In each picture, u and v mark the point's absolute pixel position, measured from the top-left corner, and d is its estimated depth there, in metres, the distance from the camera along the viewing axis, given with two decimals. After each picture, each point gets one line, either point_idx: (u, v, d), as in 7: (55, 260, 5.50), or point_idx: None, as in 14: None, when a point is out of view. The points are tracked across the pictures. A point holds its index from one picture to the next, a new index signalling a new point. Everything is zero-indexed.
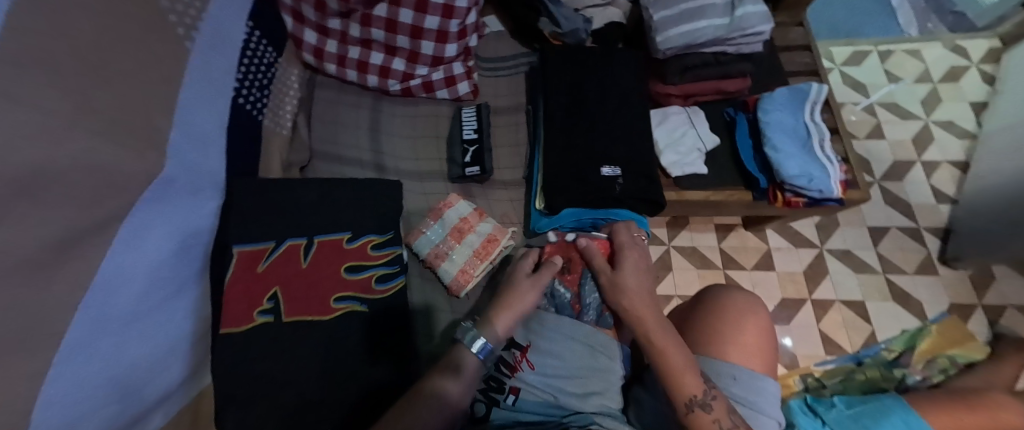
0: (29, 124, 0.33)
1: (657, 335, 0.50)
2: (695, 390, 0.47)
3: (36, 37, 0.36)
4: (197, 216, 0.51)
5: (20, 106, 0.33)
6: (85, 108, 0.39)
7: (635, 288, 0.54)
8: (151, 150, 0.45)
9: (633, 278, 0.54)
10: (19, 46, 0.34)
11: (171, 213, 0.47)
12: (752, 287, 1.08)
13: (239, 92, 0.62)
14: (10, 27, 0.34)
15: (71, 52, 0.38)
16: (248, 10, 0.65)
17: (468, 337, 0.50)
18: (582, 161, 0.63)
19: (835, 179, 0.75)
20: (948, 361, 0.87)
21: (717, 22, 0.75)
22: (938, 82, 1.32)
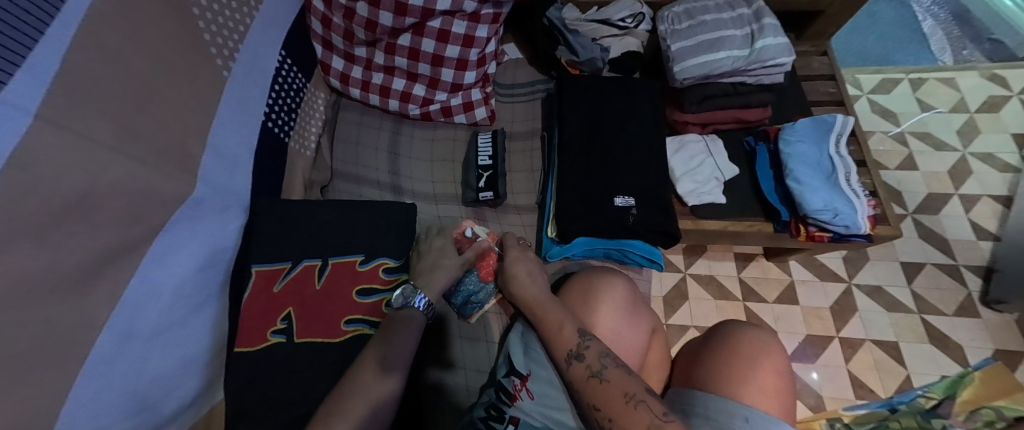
0: (73, 152, 0.36)
1: (533, 301, 0.55)
2: (570, 342, 0.50)
3: (89, 72, 0.39)
4: (221, 234, 0.53)
5: (67, 137, 0.36)
6: (128, 134, 0.42)
7: (519, 271, 0.58)
8: (185, 171, 0.48)
9: (513, 256, 0.60)
10: (73, 81, 0.37)
11: (199, 231, 0.50)
12: (773, 321, 1.04)
13: (269, 117, 0.65)
14: (65, 65, 0.37)
15: (121, 86, 0.42)
16: (282, 40, 0.70)
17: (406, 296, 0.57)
18: (596, 190, 0.62)
19: (861, 215, 0.72)
20: (993, 412, 0.77)
21: (736, 53, 0.74)
22: (976, 111, 1.26)
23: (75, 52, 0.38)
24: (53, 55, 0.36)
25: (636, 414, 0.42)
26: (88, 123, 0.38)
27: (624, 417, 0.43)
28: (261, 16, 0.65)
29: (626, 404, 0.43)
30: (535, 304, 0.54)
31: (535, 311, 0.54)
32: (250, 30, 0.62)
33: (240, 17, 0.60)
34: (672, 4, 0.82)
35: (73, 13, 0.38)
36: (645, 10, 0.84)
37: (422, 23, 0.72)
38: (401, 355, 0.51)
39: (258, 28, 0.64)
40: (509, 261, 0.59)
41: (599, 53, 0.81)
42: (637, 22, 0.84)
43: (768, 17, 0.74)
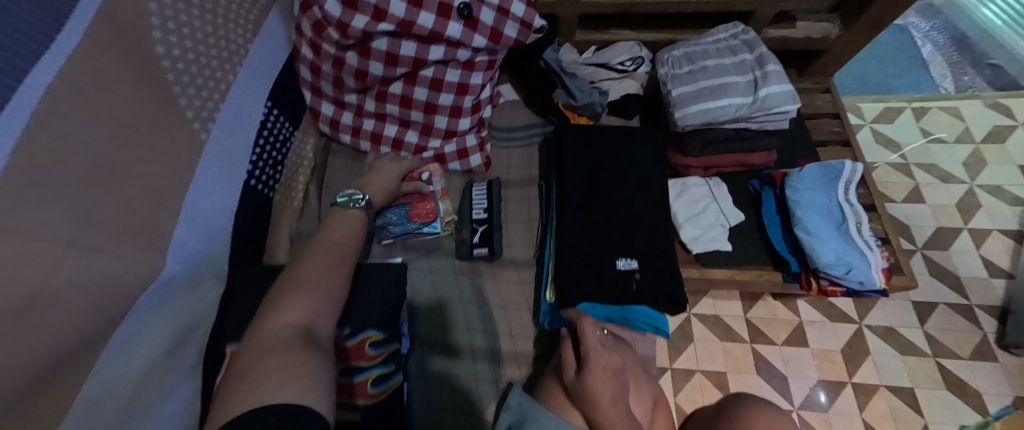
0: (20, 256, 0.31)
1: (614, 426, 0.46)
2: None
3: (42, 160, 0.34)
4: (195, 309, 0.49)
5: (17, 236, 0.31)
6: (84, 226, 0.37)
7: (602, 389, 0.48)
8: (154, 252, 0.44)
9: (595, 366, 0.49)
10: (23, 173, 0.33)
11: (168, 313, 0.45)
12: (783, 365, 1.00)
13: (252, 174, 0.62)
14: (18, 150, 0.32)
15: (79, 170, 0.38)
16: (269, 89, 0.66)
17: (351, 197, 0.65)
18: (596, 251, 0.59)
19: (875, 268, 0.68)
20: None
21: (739, 100, 0.71)
22: (982, 142, 1.23)
23: (28, 144, 0.33)
24: (8, 136, 0.32)
25: None
26: (36, 224, 0.33)
27: None
28: (245, 69, 0.61)
29: None
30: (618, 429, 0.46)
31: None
32: (233, 86, 0.58)
33: (222, 74, 0.56)
34: (672, 46, 0.80)
35: (32, 89, 0.34)
36: (645, 53, 0.82)
37: (414, 72, 0.69)
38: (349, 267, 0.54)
39: (242, 82, 0.60)
40: (587, 373, 0.49)
41: (598, 98, 0.78)
42: (637, 65, 0.81)
43: (772, 64, 0.71)
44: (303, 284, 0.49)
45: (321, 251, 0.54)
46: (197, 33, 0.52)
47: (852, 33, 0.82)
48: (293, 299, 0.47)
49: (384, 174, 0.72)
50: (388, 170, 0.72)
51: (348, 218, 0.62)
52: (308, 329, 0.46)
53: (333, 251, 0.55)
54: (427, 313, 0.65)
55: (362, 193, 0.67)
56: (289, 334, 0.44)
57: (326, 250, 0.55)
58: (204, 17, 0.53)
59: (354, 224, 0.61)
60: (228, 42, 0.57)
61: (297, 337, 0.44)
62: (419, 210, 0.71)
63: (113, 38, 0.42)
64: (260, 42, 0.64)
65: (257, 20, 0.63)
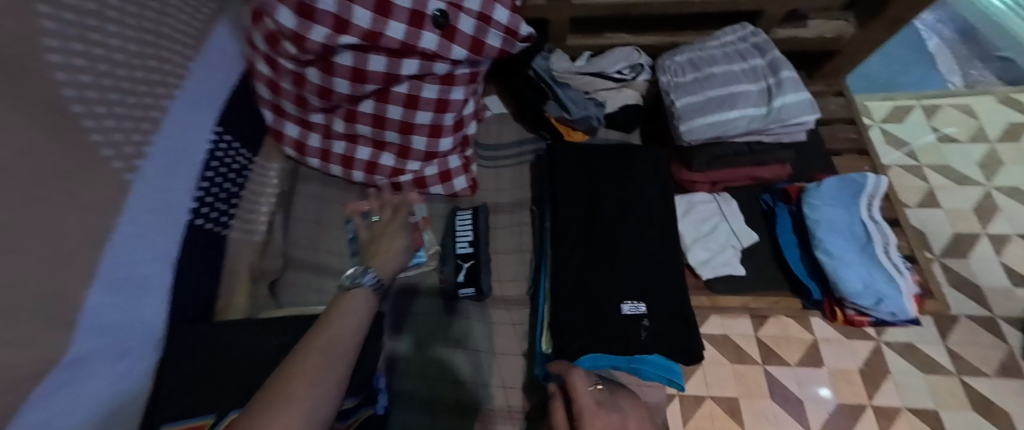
0: None
1: None
2: None
3: None
4: (110, 392, 0.39)
5: None
6: None
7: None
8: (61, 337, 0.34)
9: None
10: None
11: (79, 400, 0.35)
12: (798, 388, 0.93)
13: (198, 212, 0.53)
14: None
15: None
16: (217, 113, 0.57)
17: (357, 275, 0.53)
18: (599, 293, 0.52)
19: (908, 296, 0.62)
20: None
21: (751, 111, 0.64)
22: (996, 141, 1.17)
23: None
24: None
25: None
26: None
27: None
28: (186, 91, 0.52)
29: None
30: None
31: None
32: (169, 113, 0.49)
33: (153, 100, 0.47)
34: (674, 51, 0.72)
35: None
36: (645, 59, 0.74)
37: (386, 89, 0.60)
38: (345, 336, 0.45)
39: (182, 106, 0.51)
40: None
41: (595, 111, 0.71)
42: (636, 74, 0.74)
43: (786, 70, 0.64)
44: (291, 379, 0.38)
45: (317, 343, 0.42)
46: (116, 53, 0.42)
47: (868, 33, 0.74)
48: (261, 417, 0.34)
49: (396, 238, 0.61)
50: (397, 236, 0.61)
51: (354, 298, 0.49)
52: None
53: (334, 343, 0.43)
54: (410, 361, 0.57)
55: (367, 267, 0.55)
56: None
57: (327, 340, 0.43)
58: (123, 33, 0.43)
59: (361, 307, 0.49)
60: (161, 60, 0.48)
61: None
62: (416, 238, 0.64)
63: None
64: (205, 59, 0.55)
65: (199, 34, 0.55)
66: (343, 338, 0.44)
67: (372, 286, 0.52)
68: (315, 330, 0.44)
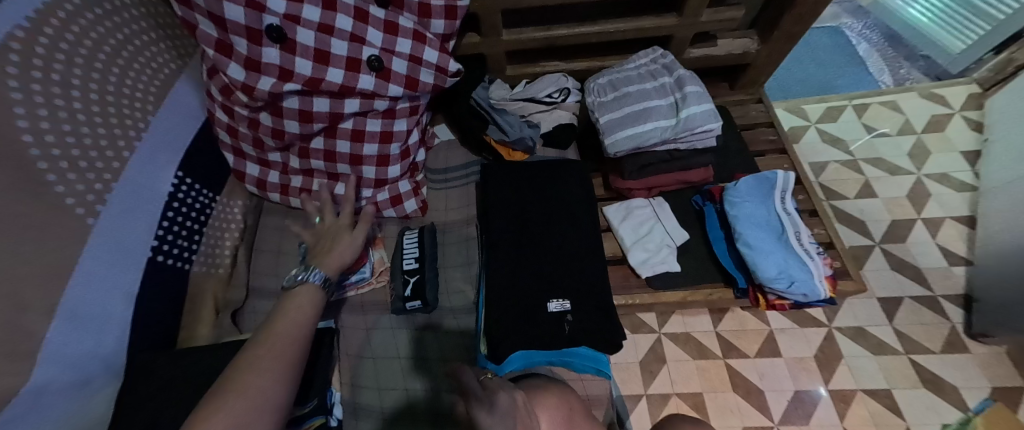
0: None
1: None
2: None
3: None
4: (70, 416, 0.43)
5: None
6: None
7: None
8: (22, 365, 0.38)
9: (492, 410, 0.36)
10: None
11: (41, 421, 0.40)
12: (759, 379, 0.96)
13: (159, 249, 0.58)
14: None
15: None
16: (179, 159, 0.63)
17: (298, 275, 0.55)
18: (527, 295, 0.57)
19: (818, 278, 0.68)
20: None
21: (664, 123, 0.72)
22: (923, 132, 1.26)
23: None
24: None
25: None
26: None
27: None
28: (146, 143, 0.58)
29: None
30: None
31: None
32: (130, 162, 0.55)
33: (114, 153, 0.53)
34: (597, 75, 0.80)
35: None
36: (572, 84, 0.83)
37: (333, 126, 0.67)
38: (296, 328, 0.48)
39: (143, 156, 0.57)
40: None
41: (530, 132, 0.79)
42: (565, 96, 0.82)
43: (690, 86, 0.72)
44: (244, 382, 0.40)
45: (267, 341, 0.44)
46: (78, 114, 0.49)
47: (769, 47, 0.83)
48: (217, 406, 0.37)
49: (343, 238, 0.63)
50: (339, 232, 0.64)
51: (302, 294, 0.52)
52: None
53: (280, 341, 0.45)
54: (363, 374, 0.61)
55: (310, 266, 0.57)
56: None
57: (276, 338, 0.45)
58: (86, 96, 0.50)
59: (309, 303, 0.52)
60: (121, 117, 0.54)
61: None
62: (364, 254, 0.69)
63: None
64: (166, 113, 0.62)
65: (159, 90, 0.61)
66: (293, 330, 0.48)
67: (317, 281, 0.55)
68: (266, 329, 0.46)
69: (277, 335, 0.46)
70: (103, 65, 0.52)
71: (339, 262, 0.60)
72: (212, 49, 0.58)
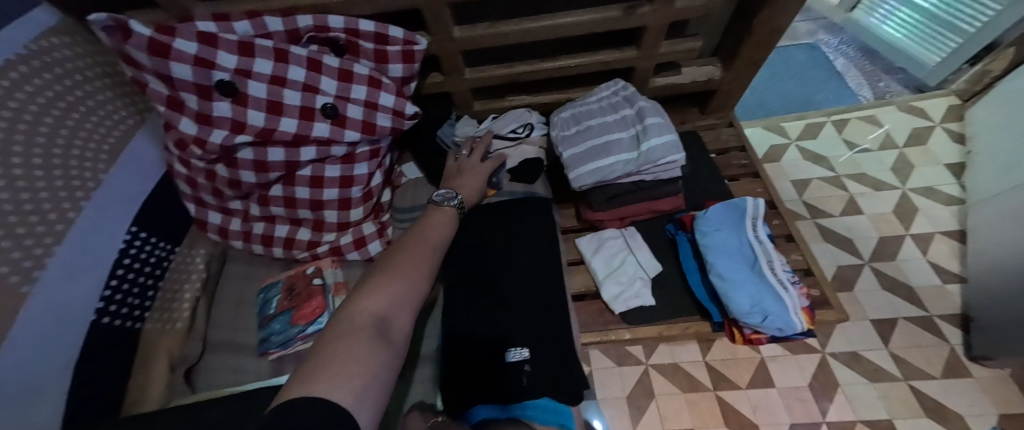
0: None
1: None
2: None
3: None
4: None
5: None
6: None
7: None
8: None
9: None
10: None
11: None
12: (751, 413, 0.92)
13: (103, 311, 0.57)
14: None
15: None
16: (132, 215, 0.63)
17: (450, 197, 0.63)
18: (485, 345, 0.55)
19: (793, 311, 0.66)
20: None
21: (625, 157, 0.71)
22: (905, 146, 1.24)
23: None
24: None
25: None
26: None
27: None
28: (95, 201, 0.57)
29: None
30: None
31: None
32: (76, 224, 0.54)
33: (58, 215, 0.52)
34: (561, 109, 0.80)
35: None
36: (535, 119, 0.83)
37: (290, 174, 0.67)
38: (435, 237, 0.56)
39: (91, 215, 0.56)
40: None
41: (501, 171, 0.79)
42: (529, 131, 0.81)
43: (650, 117, 0.71)
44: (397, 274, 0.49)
45: (416, 240, 0.54)
46: (19, 180, 0.48)
47: (733, 73, 0.83)
48: (376, 288, 0.47)
49: (472, 174, 0.70)
50: (473, 171, 0.70)
51: (443, 213, 0.60)
52: (385, 319, 0.44)
53: (424, 245, 0.54)
54: None
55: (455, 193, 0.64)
56: (364, 322, 0.42)
57: (420, 243, 0.54)
58: (29, 161, 0.49)
59: (445, 223, 0.60)
60: (69, 179, 0.54)
61: (368, 325, 0.42)
62: (308, 311, 0.66)
63: None
64: (120, 169, 0.62)
65: (114, 146, 0.62)
66: (433, 237, 0.56)
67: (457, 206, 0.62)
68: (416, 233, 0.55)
69: (423, 240, 0.55)
70: (50, 128, 0.52)
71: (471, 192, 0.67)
72: (164, 106, 0.59)
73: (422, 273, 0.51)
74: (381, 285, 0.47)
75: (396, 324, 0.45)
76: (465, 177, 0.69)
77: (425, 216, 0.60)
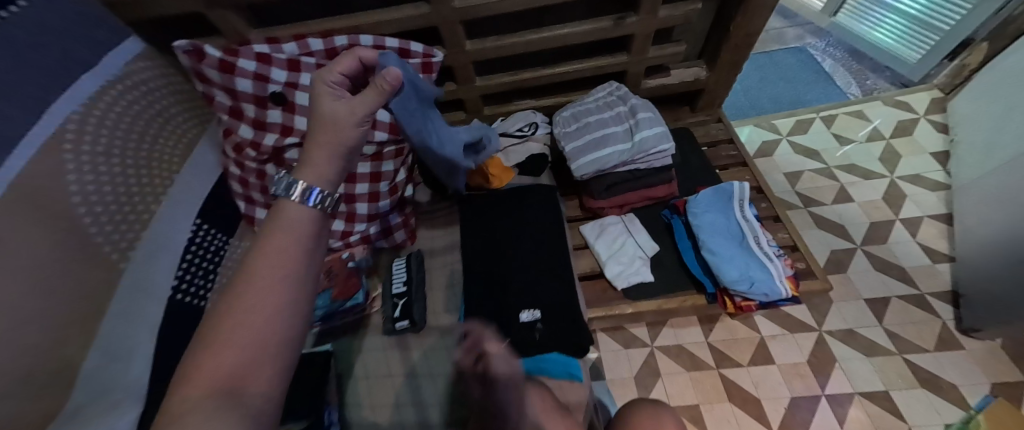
0: None
1: None
2: None
3: None
4: None
5: None
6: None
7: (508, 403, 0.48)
8: (61, 393, 0.47)
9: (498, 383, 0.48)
10: None
11: None
12: (753, 387, 0.97)
13: (178, 288, 0.67)
14: None
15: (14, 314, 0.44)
16: (197, 209, 0.73)
17: (284, 187, 0.43)
18: (503, 310, 0.64)
19: (778, 279, 0.74)
20: None
21: (621, 147, 0.80)
22: (892, 137, 1.31)
23: None
24: None
25: None
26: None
27: None
28: (171, 197, 0.68)
29: None
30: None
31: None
32: (156, 215, 0.65)
33: (145, 207, 0.63)
34: (563, 109, 0.89)
35: None
36: (539, 118, 0.93)
37: None
38: (285, 251, 0.41)
39: (167, 208, 0.67)
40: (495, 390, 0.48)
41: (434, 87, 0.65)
42: (534, 129, 0.91)
43: (642, 112, 0.81)
44: (241, 314, 0.37)
45: (256, 261, 0.39)
46: (117, 177, 0.59)
47: (717, 73, 0.93)
48: (217, 341, 0.36)
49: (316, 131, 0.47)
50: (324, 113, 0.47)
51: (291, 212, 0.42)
52: (237, 381, 0.34)
53: (273, 265, 0.39)
54: (364, 386, 0.67)
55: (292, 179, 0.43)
56: (204, 399, 0.33)
57: (265, 262, 0.39)
58: (124, 162, 0.61)
59: (300, 218, 0.43)
60: (151, 178, 0.65)
61: (215, 394, 0.33)
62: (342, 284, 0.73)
63: (28, 203, 0.48)
64: (189, 170, 0.73)
65: (184, 151, 0.73)
66: (280, 252, 0.40)
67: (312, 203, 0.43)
68: (253, 252, 0.40)
69: (265, 256, 0.40)
70: (137, 135, 0.64)
71: (326, 166, 0.46)
72: (227, 115, 0.71)
73: (277, 301, 0.38)
74: (221, 337, 0.36)
75: (254, 382, 0.35)
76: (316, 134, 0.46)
77: (269, 218, 0.43)
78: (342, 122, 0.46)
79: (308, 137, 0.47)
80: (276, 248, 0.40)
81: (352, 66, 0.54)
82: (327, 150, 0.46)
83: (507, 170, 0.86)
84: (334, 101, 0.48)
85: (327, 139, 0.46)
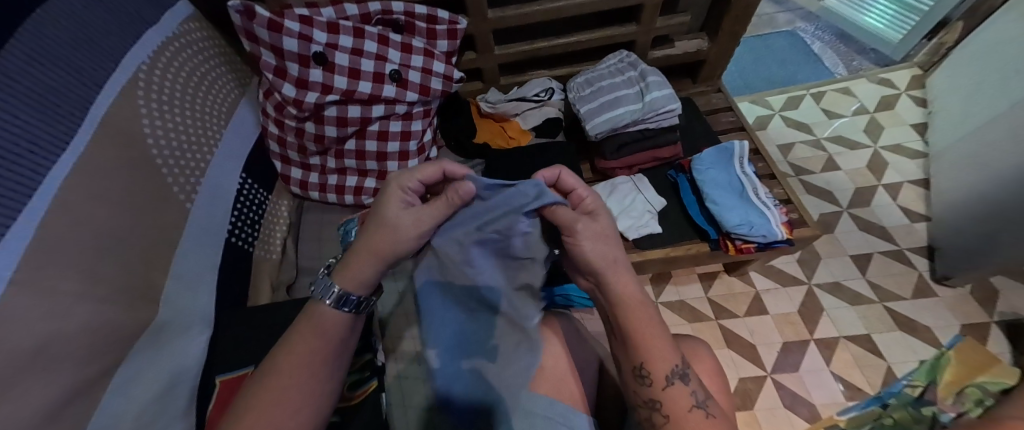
0: (62, 292, 0.43)
1: (629, 304, 0.49)
2: (668, 362, 0.47)
3: (85, 224, 0.46)
4: (185, 357, 0.58)
5: (57, 292, 0.42)
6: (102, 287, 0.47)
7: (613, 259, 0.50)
8: (150, 309, 0.53)
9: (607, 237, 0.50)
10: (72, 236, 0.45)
11: (159, 359, 0.54)
12: (749, 335, 1.05)
13: (232, 232, 0.73)
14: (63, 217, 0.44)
15: (111, 235, 0.50)
16: (242, 164, 0.78)
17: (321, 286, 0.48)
18: None
19: (775, 223, 0.83)
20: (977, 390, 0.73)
21: (632, 107, 0.88)
22: (875, 111, 1.41)
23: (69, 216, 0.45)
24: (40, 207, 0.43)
25: (672, 394, 0.45)
26: (56, 279, 0.42)
27: (661, 365, 0.46)
28: (221, 150, 0.74)
29: (662, 351, 0.47)
30: (630, 307, 0.49)
31: (647, 357, 0.47)
32: (211, 165, 0.70)
33: (201, 156, 0.68)
34: (576, 76, 0.96)
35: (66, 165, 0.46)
36: (555, 84, 0.99)
37: (363, 129, 0.83)
38: (316, 340, 0.46)
39: (219, 159, 0.73)
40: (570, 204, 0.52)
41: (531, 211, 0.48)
42: (550, 95, 0.97)
43: (652, 76, 0.89)
44: (274, 397, 0.41)
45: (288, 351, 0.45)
46: (179, 125, 0.65)
47: (718, 44, 1.00)
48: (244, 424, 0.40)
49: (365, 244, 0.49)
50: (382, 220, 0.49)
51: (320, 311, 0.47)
52: None
53: (309, 354, 0.45)
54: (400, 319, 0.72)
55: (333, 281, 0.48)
56: None
57: (299, 351, 0.45)
58: (184, 113, 0.66)
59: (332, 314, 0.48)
60: (205, 130, 0.70)
61: None
62: None
63: (116, 141, 0.53)
64: (234, 127, 0.78)
65: (229, 109, 0.78)
66: (313, 342, 0.46)
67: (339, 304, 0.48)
68: (285, 343, 0.45)
69: (298, 348, 0.45)
70: (192, 90, 0.69)
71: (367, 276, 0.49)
72: (272, 74, 0.76)
73: (307, 388, 0.43)
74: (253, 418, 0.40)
75: None
76: (371, 242, 0.49)
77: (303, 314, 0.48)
78: (402, 232, 0.49)
79: (367, 233, 0.50)
80: (305, 343, 0.45)
81: (435, 176, 0.51)
82: (376, 258, 0.49)
83: (524, 132, 0.95)
84: (402, 213, 0.49)
85: (379, 247, 0.49)
